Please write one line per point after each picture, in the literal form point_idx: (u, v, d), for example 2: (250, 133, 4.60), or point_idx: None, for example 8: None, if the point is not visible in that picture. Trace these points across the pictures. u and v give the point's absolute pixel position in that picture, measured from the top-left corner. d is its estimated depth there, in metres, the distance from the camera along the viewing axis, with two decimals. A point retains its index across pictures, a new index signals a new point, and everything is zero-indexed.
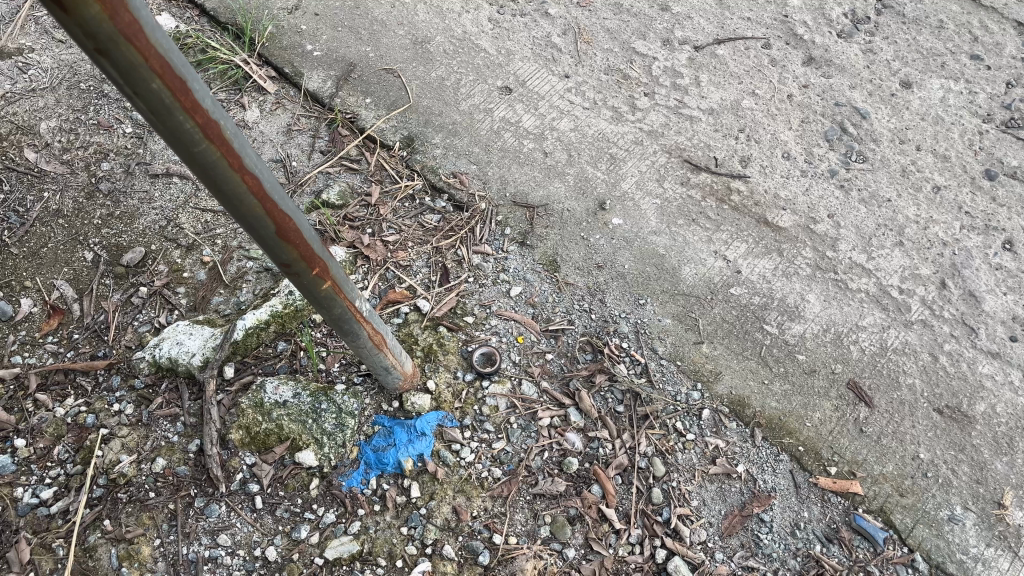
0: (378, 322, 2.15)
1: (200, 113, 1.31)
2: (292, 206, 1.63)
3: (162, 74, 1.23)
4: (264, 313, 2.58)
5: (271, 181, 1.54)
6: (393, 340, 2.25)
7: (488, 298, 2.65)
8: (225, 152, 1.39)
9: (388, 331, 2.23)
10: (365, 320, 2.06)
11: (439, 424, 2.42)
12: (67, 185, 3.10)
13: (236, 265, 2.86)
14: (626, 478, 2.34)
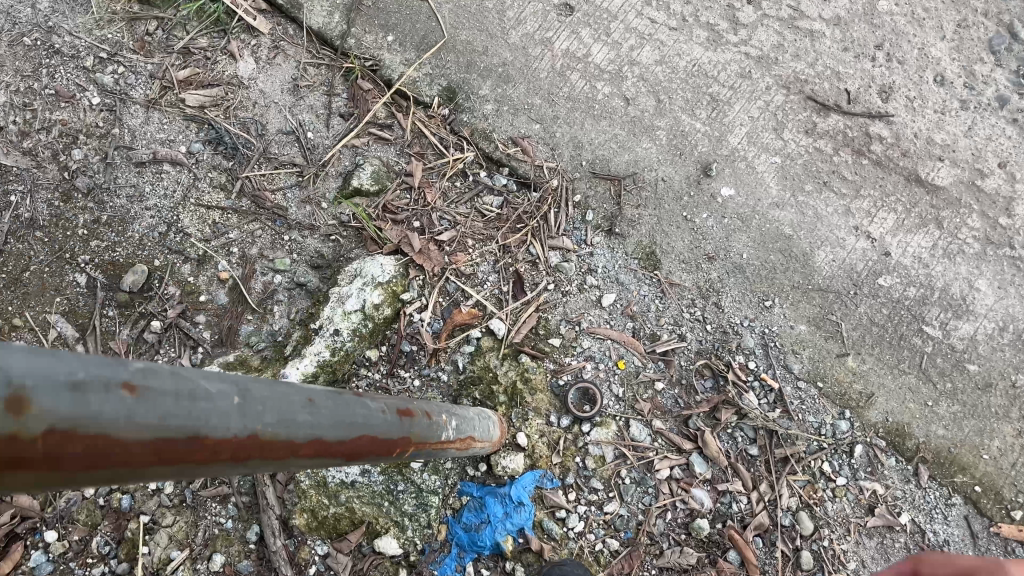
0: (465, 419, 1.70)
1: (234, 448, 0.82)
2: (366, 414, 1.16)
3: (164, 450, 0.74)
4: (311, 364, 2.09)
5: (338, 419, 1.06)
6: (478, 418, 1.83)
7: (577, 312, 2.17)
8: (276, 453, 0.91)
9: (473, 415, 1.79)
10: (457, 439, 1.62)
11: (538, 487, 2.04)
12: (36, 184, 2.40)
13: (262, 282, 2.34)
14: (768, 540, 1.97)
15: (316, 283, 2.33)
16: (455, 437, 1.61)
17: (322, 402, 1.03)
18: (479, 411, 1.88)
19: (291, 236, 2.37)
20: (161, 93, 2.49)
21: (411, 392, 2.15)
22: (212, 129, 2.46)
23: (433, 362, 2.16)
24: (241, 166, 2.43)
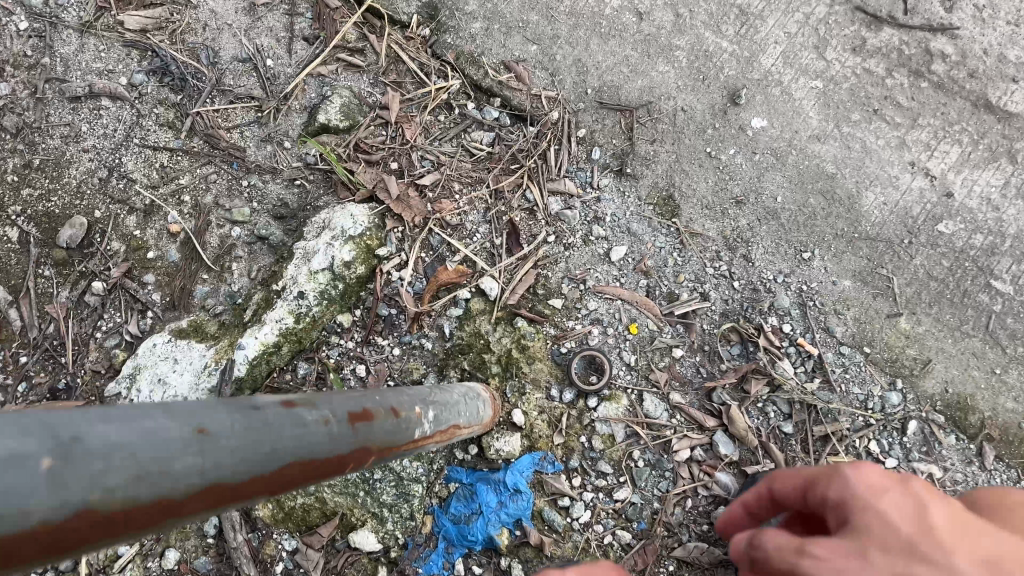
0: (444, 407, 1.39)
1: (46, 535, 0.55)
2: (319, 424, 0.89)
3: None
4: (272, 332, 1.80)
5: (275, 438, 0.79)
6: (463, 402, 1.52)
7: (581, 268, 1.86)
8: (144, 519, 0.63)
9: (455, 398, 1.49)
10: (434, 434, 1.32)
11: (537, 471, 1.76)
12: None
13: (219, 235, 2.02)
14: None
15: (280, 236, 2.01)
16: (432, 433, 1.31)
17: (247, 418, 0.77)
18: (463, 391, 1.58)
19: (249, 181, 2.04)
20: (95, 15, 2.13)
21: (390, 362, 1.86)
22: (157, 57, 2.11)
23: (415, 328, 1.87)
24: (191, 99, 2.09)
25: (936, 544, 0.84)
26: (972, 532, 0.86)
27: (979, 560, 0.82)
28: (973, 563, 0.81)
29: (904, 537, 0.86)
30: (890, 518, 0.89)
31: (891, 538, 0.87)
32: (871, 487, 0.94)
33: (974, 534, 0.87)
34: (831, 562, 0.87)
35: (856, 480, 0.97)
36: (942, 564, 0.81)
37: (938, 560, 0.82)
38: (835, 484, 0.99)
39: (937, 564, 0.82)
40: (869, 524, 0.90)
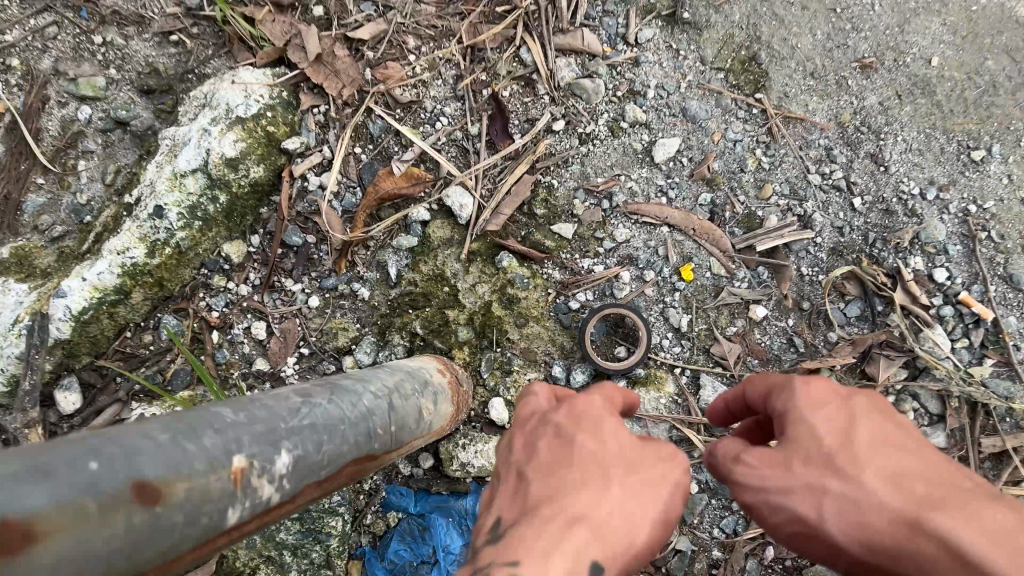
0: (319, 438, 0.71)
1: None
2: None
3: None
4: (109, 271, 1.13)
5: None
6: (377, 411, 0.83)
7: (605, 173, 1.17)
8: None
9: (357, 406, 0.80)
10: (284, 503, 0.66)
11: None
12: None
13: (59, 117, 1.33)
14: None
15: (148, 120, 1.34)
16: (276, 503, 0.65)
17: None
18: (382, 387, 0.88)
19: (104, 36, 1.34)
20: None
21: (304, 317, 1.21)
22: None
23: (342, 266, 1.20)
24: None
25: (859, 459, 0.73)
26: (909, 445, 0.75)
27: (896, 476, 0.73)
28: (888, 493, 0.72)
29: (833, 457, 0.74)
30: (821, 439, 0.75)
31: (821, 455, 0.75)
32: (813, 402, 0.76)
33: (898, 434, 0.77)
34: (760, 476, 0.77)
35: (799, 398, 0.76)
36: (861, 489, 0.72)
37: (864, 488, 0.72)
38: (782, 399, 0.77)
39: (850, 479, 0.73)
40: (799, 439, 0.75)
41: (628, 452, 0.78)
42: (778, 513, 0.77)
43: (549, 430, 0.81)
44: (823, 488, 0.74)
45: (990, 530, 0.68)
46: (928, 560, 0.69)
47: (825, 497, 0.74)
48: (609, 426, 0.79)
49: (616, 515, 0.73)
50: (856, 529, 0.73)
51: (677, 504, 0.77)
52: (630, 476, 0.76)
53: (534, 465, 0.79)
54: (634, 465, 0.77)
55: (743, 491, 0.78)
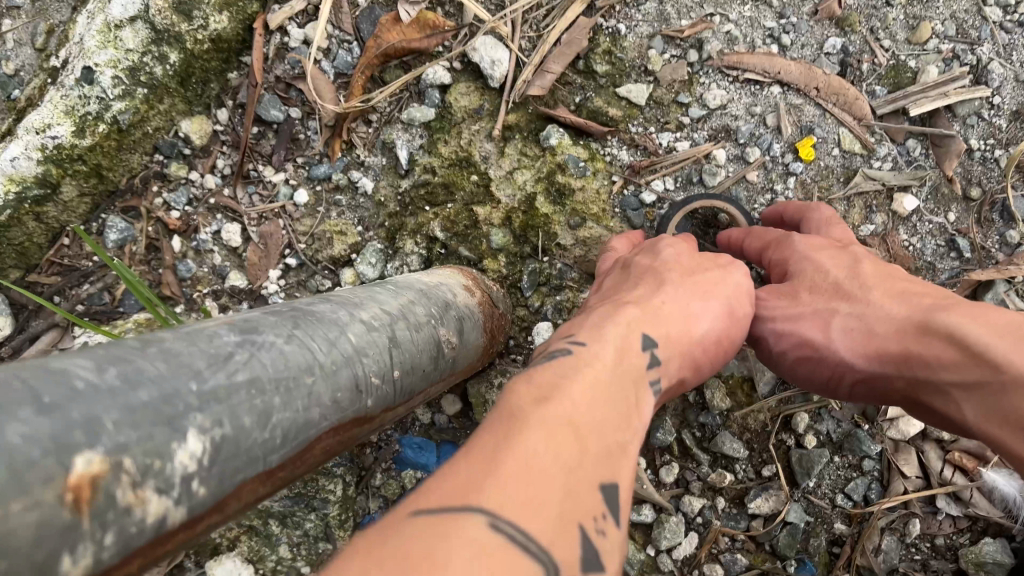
0: (263, 409, 0.42)
1: None
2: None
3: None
4: (26, 155, 0.85)
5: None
6: (370, 351, 0.54)
7: (692, 12, 0.84)
8: None
9: (334, 346, 0.51)
10: (193, 522, 0.38)
11: None
12: None
13: None
14: None
15: None
16: (174, 527, 0.37)
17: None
18: (379, 314, 0.58)
19: None
20: None
21: (289, 218, 0.92)
22: None
23: (337, 148, 0.91)
24: None
25: (867, 280, 0.64)
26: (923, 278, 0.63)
27: (907, 293, 0.61)
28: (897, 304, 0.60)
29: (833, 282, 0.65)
30: (826, 268, 0.66)
31: (815, 281, 0.66)
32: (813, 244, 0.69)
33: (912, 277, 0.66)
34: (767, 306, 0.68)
35: (802, 243, 0.69)
36: (869, 304, 0.62)
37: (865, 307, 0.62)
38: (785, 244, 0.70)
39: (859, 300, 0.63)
40: (804, 270, 0.67)
41: (685, 259, 0.66)
42: (784, 346, 0.67)
43: (614, 268, 0.70)
44: (830, 310, 0.64)
45: (1000, 322, 0.54)
46: (936, 360, 0.56)
47: (833, 319, 0.64)
48: (664, 242, 0.68)
49: (669, 307, 0.60)
50: (864, 345, 0.61)
51: (744, 304, 0.64)
52: (689, 276, 0.63)
53: (593, 295, 0.68)
54: (691, 268, 0.65)
55: (750, 327, 0.70)
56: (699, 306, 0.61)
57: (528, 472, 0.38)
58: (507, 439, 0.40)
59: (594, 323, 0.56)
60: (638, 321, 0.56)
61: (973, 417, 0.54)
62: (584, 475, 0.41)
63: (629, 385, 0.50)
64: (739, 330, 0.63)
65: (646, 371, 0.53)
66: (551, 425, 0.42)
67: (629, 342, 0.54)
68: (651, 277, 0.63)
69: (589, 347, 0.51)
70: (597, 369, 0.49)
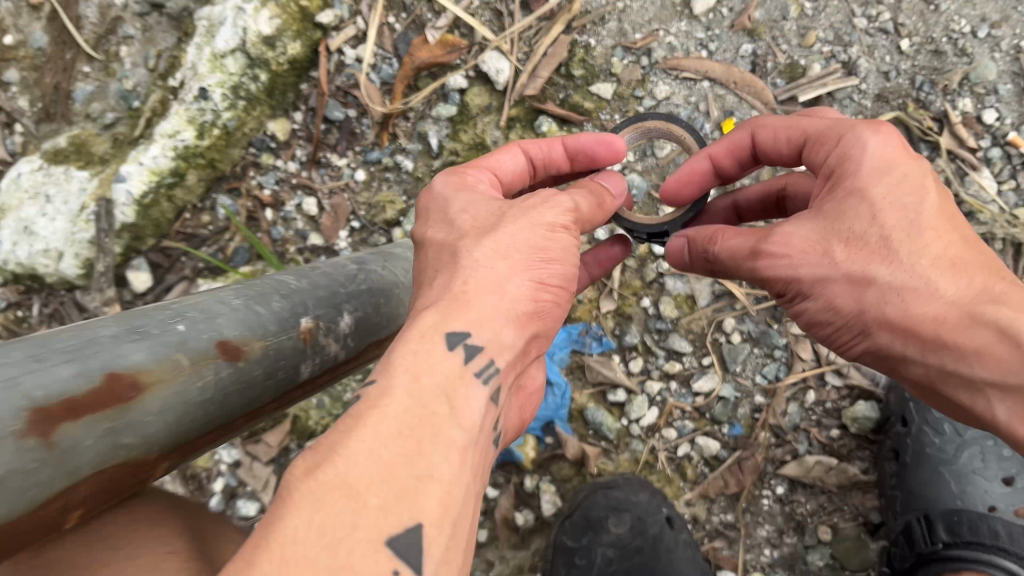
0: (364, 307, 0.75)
1: None
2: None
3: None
4: (162, 155, 1.17)
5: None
6: None
7: (643, 29, 1.15)
8: None
9: None
10: None
11: (577, 353, 1.17)
12: None
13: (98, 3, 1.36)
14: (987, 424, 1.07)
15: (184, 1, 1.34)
16: None
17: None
18: None
19: None
20: None
21: (352, 192, 1.23)
22: None
23: (385, 139, 1.22)
24: None
25: (911, 244, 0.73)
26: (973, 232, 0.73)
27: (952, 264, 0.72)
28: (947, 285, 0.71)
29: (877, 239, 0.73)
30: (876, 217, 0.73)
31: (854, 231, 0.74)
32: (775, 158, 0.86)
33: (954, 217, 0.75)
34: (798, 252, 0.76)
35: (864, 169, 0.74)
36: (910, 274, 0.72)
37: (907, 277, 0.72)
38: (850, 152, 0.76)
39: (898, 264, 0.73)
40: (856, 212, 0.74)
41: (478, 220, 0.75)
42: (802, 296, 0.78)
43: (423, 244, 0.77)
44: (871, 275, 0.73)
45: None
46: (974, 354, 0.69)
47: (872, 286, 0.73)
48: (454, 213, 0.76)
49: (462, 314, 0.67)
50: (901, 320, 0.73)
51: (526, 244, 0.72)
52: (475, 249, 0.71)
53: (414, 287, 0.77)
54: (482, 231, 0.73)
55: (780, 274, 0.77)
56: (504, 271, 0.70)
57: (313, 514, 0.50)
58: (279, 519, 0.50)
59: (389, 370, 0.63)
60: (432, 327, 0.66)
61: (1002, 412, 0.70)
62: (369, 529, 0.51)
63: (423, 434, 0.58)
64: (549, 268, 0.72)
65: (465, 367, 0.64)
66: (325, 486, 0.52)
67: (399, 458, 0.55)
68: (449, 253, 0.72)
69: (381, 385, 0.61)
70: (387, 406, 0.59)
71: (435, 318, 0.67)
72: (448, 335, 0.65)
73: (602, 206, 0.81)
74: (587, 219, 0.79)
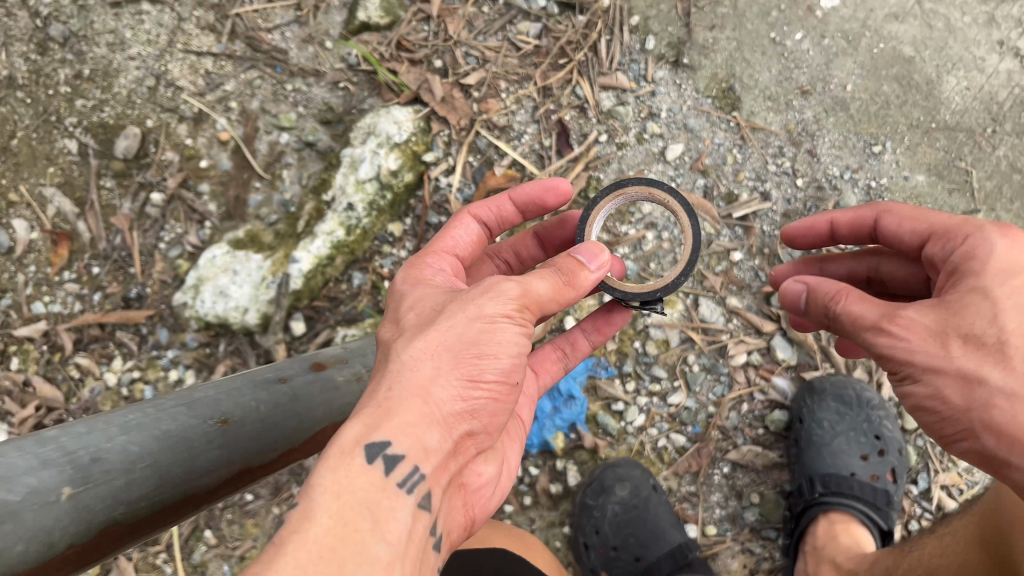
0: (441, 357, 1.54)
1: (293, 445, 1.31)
2: (342, 378, 1.42)
3: (53, 493, 0.97)
4: (324, 246, 1.81)
5: (313, 393, 1.34)
6: None
7: (635, 168, 1.80)
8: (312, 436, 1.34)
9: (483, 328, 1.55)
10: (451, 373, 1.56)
11: (591, 377, 1.75)
12: (10, 35, 2.07)
13: (268, 142, 2.02)
14: (856, 425, 1.69)
15: (328, 142, 2.00)
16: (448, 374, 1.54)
17: (292, 386, 1.33)
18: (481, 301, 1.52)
19: (293, 85, 2.03)
20: None
21: None
22: None
23: None
24: (230, 2, 2.07)
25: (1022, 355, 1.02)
26: None
27: None
28: None
29: (994, 341, 1.03)
30: (997, 322, 1.03)
31: (969, 326, 1.04)
32: (888, 233, 1.31)
33: None
34: (926, 344, 1.05)
35: (989, 277, 1.05)
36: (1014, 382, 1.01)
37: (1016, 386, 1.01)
38: (982, 256, 1.08)
39: (1009, 372, 1.02)
40: (979, 312, 1.04)
41: (419, 321, 1.12)
42: (911, 382, 1.09)
43: (384, 342, 1.14)
44: (981, 377, 1.03)
45: None
46: None
47: (980, 384, 1.03)
48: (405, 323, 1.13)
49: (400, 420, 1.01)
50: (1005, 418, 1.01)
51: (449, 339, 1.05)
52: (404, 361, 1.05)
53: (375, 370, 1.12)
54: (421, 338, 1.07)
55: (913, 362, 1.07)
56: (430, 372, 1.04)
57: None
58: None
59: (337, 466, 0.97)
60: (370, 428, 1.00)
61: None
62: None
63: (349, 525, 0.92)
64: (480, 368, 1.05)
65: (388, 478, 0.97)
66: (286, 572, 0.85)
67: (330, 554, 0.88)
68: (391, 354, 1.08)
69: (326, 484, 0.95)
70: (327, 504, 0.93)
71: (389, 398, 1.03)
72: (371, 444, 0.99)
73: (568, 282, 1.13)
74: (559, 292, 1.12)
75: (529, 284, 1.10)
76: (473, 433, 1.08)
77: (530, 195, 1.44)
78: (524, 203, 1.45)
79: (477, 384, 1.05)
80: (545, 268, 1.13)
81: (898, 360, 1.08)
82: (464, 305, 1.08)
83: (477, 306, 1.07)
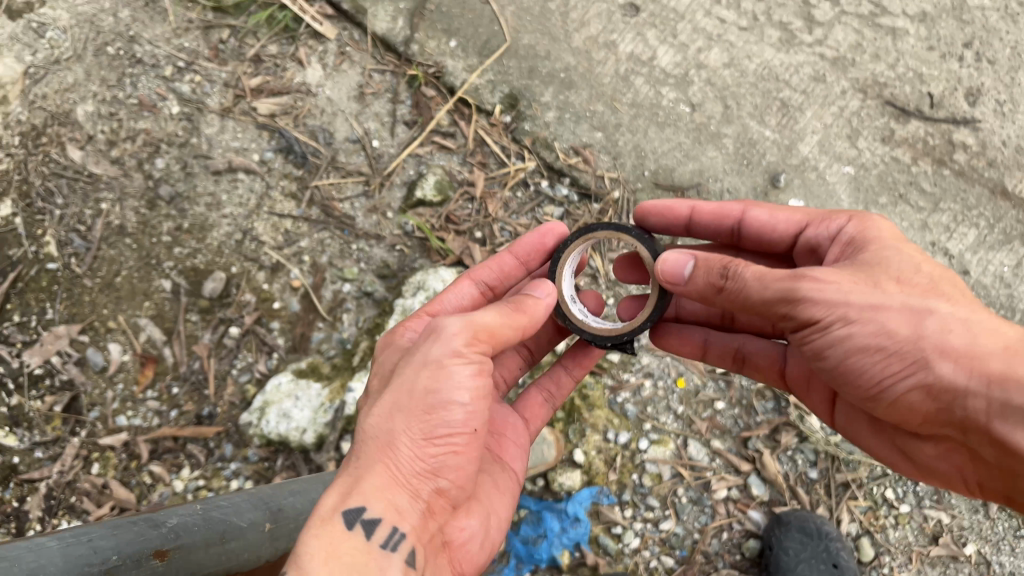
0: None
1: None
2: None
3: (260, 525, 1.62)
4: None
5: None
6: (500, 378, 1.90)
7: None
8: None
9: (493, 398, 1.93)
10: None
11: (595, 502, 2.05)
12: (124, 191, 2.42)
13: (332, 289, 2.39)
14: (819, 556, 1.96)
15: (384, 293, 2.38)
16: None
17: None
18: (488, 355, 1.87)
19: (358, 245, 2.40)
20: (235, 102, 2.50)
21: None
22: (283, 137, 2.47)
23: None
24: (311, 175, 2.46)
25: (934, 287, 1.38)
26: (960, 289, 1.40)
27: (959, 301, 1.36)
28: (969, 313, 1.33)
29: (921, 283, 1.37)
30: (905, 267, 1.40)
31: (896, 277, 1.38)
32: (759, 220, 1.72)
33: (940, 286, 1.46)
34: (861, 284, 1.36)
35: (889, 244, 1.46)
36: (941, 306, 1.34)
37: (954, 312, 1.32)
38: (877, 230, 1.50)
39: (934, 299, 1.35)
40: (893, 262, 1.42)
41: (381, 388, 1.44)
42: (857, 321, 1.34)
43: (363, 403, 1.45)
44: (915, 305, 1.33)
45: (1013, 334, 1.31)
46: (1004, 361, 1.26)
47: (917, 310, 1.33)
48: (373, 389, 1.46)
49: (370, 480, 1.31)
50: (944, 331, 1.31)
51: (402, 396, 1.35)
52: (369, 429, 1.36)
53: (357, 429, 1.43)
54: (384, 398, 1.37)
55: (854, 301, 1.34)
56: (389, 430, 1.33)
57: None
58: None
59: (324, 530, 1.28)
60: (348, 491, 1.31)
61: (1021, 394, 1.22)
62: None
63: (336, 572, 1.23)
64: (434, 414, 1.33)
65: (367, 538, 1.28)
66: None
67: None
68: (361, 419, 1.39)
69: (317, 543, 1.26)
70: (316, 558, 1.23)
71: (362, 462, 1.34)
72: (347, 507, 1.29)
73: (514, 317, 1.44)
74: (498, 325, 1.41)
75: (470, 321, 1.38)
76: (441, 488, 1.37)
77: (530, 245, 1.78)
78: (528, 256, 1.79)
79: (432, 440, 1.33)
80: (490, 309, 1.42)
81: (842, 302, 1.35)
82: (417, 360, 1.38)
83: (426, 356, 1.37)
